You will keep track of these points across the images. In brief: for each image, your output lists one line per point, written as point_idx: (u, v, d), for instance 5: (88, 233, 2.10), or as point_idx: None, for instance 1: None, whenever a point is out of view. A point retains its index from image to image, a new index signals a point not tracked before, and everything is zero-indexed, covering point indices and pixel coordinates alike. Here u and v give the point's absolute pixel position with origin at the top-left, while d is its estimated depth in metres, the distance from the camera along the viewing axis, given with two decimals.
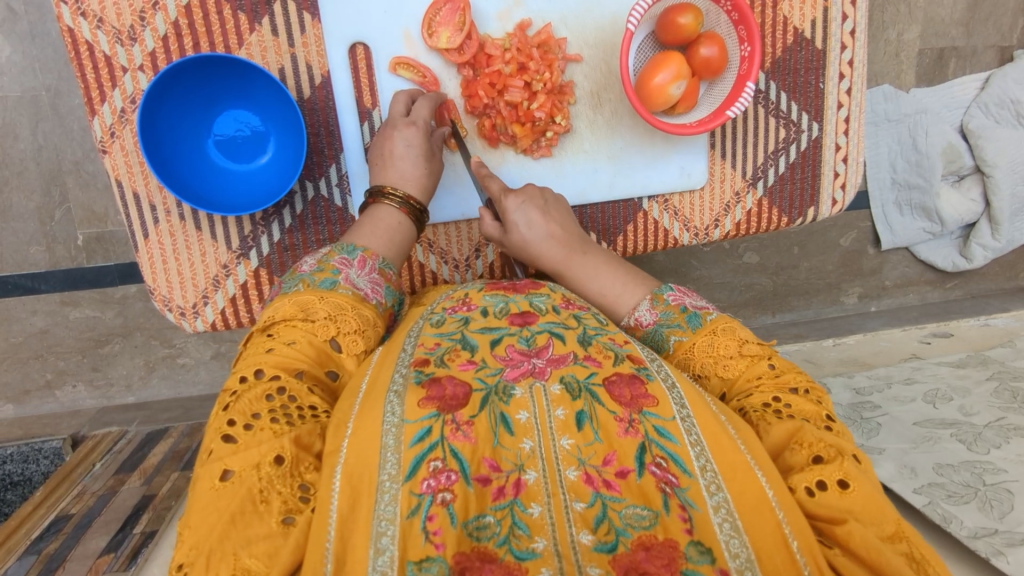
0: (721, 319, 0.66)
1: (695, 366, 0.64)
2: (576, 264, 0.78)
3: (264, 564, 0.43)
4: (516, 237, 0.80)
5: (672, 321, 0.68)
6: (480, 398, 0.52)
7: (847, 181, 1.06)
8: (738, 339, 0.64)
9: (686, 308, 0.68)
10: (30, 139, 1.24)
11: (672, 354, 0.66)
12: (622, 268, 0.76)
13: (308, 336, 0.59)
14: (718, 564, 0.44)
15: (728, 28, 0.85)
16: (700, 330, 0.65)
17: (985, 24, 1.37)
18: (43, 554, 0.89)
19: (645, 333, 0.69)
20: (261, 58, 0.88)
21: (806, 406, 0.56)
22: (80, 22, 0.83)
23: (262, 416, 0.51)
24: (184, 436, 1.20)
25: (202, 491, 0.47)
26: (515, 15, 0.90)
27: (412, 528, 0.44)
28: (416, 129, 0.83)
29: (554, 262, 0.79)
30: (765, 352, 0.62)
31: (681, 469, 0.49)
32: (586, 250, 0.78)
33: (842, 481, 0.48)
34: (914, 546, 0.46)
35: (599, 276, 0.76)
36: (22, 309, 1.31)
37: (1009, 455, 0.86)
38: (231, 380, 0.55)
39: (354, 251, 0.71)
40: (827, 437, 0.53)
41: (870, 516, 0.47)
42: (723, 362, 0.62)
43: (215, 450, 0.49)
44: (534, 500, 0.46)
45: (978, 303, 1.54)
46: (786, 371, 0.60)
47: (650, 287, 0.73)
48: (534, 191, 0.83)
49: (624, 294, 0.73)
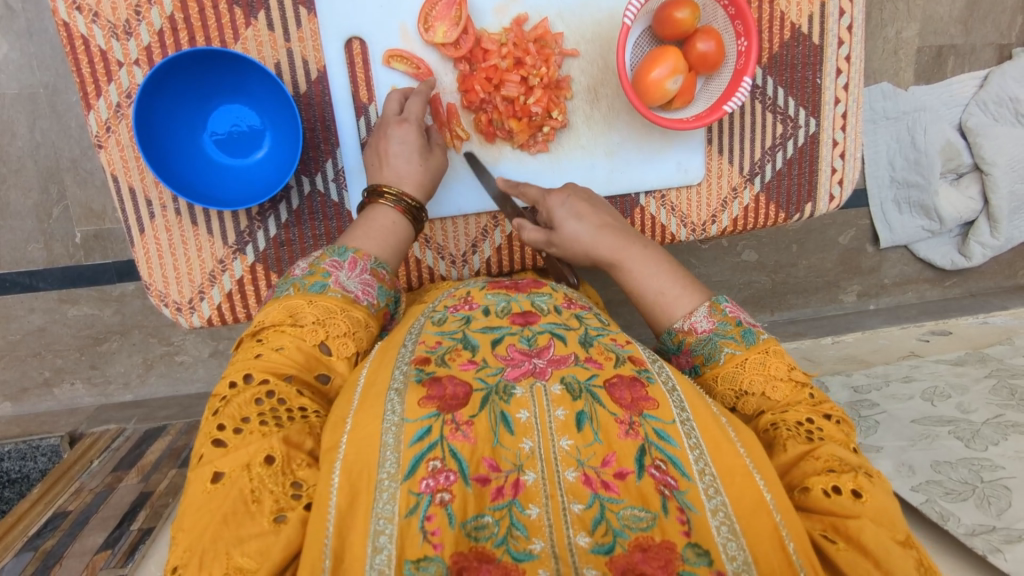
0: (772, 341, 0.64)
1: (743, 381, 0.62)
2: (631, 259, 0.72)
3: (256, 561, 0.43)
4: (565, 231, 0.76)
5: (727, 332, 0.65)
6: (480, 398, 0.51)
7: (844, 177, 1.06)
8: (788, 363, 0.63)
9: (742, 322, 0.65)
10: (28, 136, 1.24)
11: (721, 366, 0.63)
12: (679, 268, 0.71)
13: (296, 341, 0.58)
14: (716, 567, 0.44)
15: (725, 23, 0.85)
16: (755, 347, 0.63)
17: (983, 22, 1.37)
18: (41, 550, 0.89)
19: (698, 339, 0.65)
20: (257, 53, 0.88)
21: (838, 432, 0.55)
22: (75, 16, 0.83)
23: (252, 419, 0.51)
24: (181, 434, 1.20)
25: (194, 494, 0.47)
26: (511, 9, 0.89)
27: (410, 527, 0.44)
28: (411, 127, 0.83)
29: (607, 255, 0.74)
30: (808, 383, 0.62)
31: (680, 471, 0.49)
32: (642, 245, 0.73)
33: (856, 491, 0.49)
34: (923, 553, 0.46)
35: (657, 275, 0.70)
36: (19, 307, 1.31)
37: (1007, 451, 0.86)
38: (221, 385, 0.55)
39: (345, 252, 0.68)
40: (842, 451, 0.53)
41: (882, 520, 0.47)
42: (773, 382, 0.61)
43: (206, 454, 0.49)
44: (532, 501, 0.46)
45: (977, 301, 1.54)
46: (824, 400, 0.60)
47: (707, 293, 0.69)
48: (572, 190, 0.81)
49: (682, 293, 0.68)
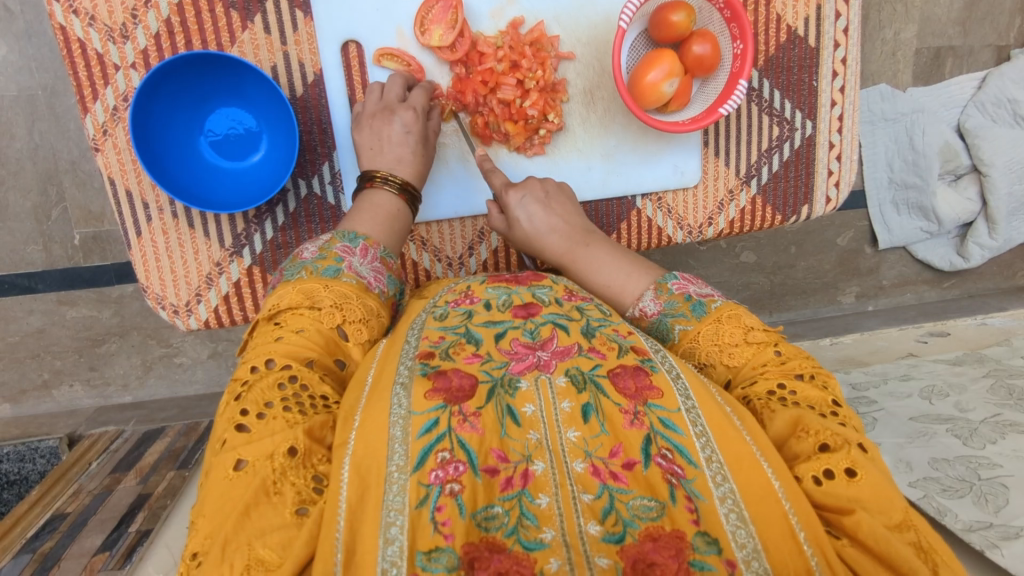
0: (727, 306, 0.64)
1: (700, 354, 0.63)
2: (580, 255, 0.79)
3: (278, 554, 0.43)
4: (520, 232, 0.84)
5: (675, 310, 0.66)
6: (486, 390, 0.52)
7: (840, 179, 1.06)
8: (745, 325, 0.62)
9: (690, 296, 0.67)
10: (27, 138, 1.24)
11: (677, 344, 0.65)
12: (627, 260, 0.75)
13: (315, 324, 0.59)
14: (725, 555, 0.44)
15: (720, 27, 0.86)
16: (705, 319, 0.64)
17: (981, 23, 1.37)
18: (39, 552, 0.89)
19: (650, 324, 0.68)
20: (253, 56, 0.88)
21: (812, 392, 0.56)
22: (71, 20, 0.83)
23: (275, 405, 0.51)
24: (180, 435, 1.20)
25: (216, 481, 0.47)
26: (507, 12, 0.90)
27: (421, 519, 0.44)
28: (415, 114, 0.84)
29: (558, 254, 0.81)
30: (770, 338, 0.61)
31: (687, 459, 0.48)
32: (590, 241, 0.79)
33: (850, 470, 0.48)
34: (921, 534, 0.46)
35: (603, 267, 0.76)
36: (18, 308, 1.31)
37: (1004, 450, 0.85)
38: (243, 369, 0.55)
39: (356, 239, 0.70)
40: (833, 425, 0.52)
41: (878, 505, 0.47)
42: (729, 348, 0.61)
43: (229, 441, 0.49)
44: (542, 491, 0.46)
45: (975, 302, 1.54)
46: (793, 357, 0.59)
47: (653, 275, 0.72)
48: (536, 184, 0.86)
49: (626, 286, 0.72)
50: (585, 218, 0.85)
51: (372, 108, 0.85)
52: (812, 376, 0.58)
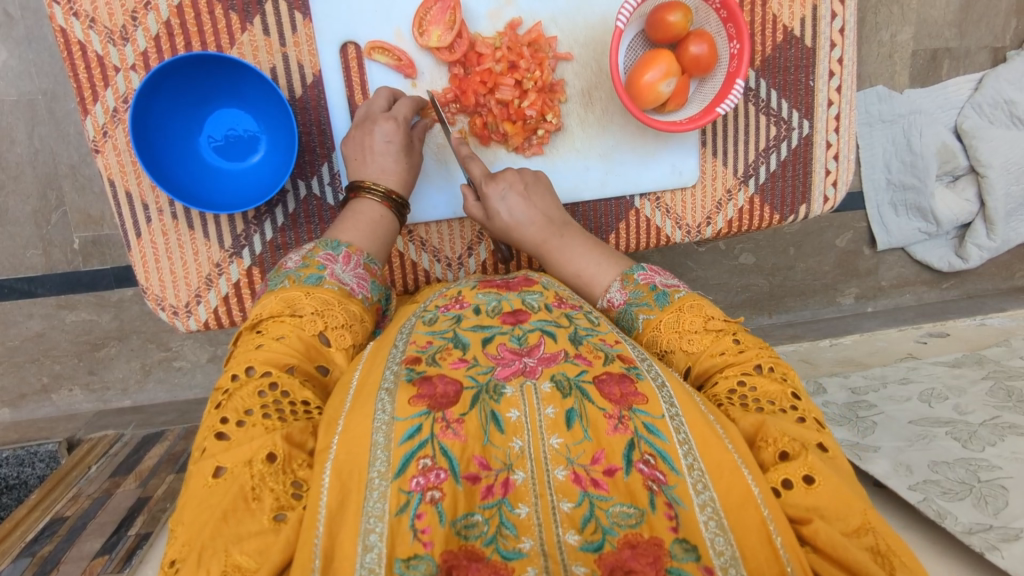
0: (689, 296, 0.67)
1: (662, 342, 0.65)
2: (555, 245, 0.81)
3: (255, 560, 0.42)
4: (498, 223, 0.84)
5: (640, 299, 0.69)
6: (471, 395, 0.51)
7: (838, 178, 1.06)
8: (704, 315, 0.64)
9: (655, 287, 0.69)
10: (26, 143, 1.24)
11: (641, 333, 0.67)
12: (603, 251, 0.78)
13: (296, 331, 0.59)
14: (703, 562, 0.44)
15: (718, 26, 0.86)
16: (668, 308, 0.66)
17: (977, 25, 1.38)
18: (38, 556, 0.88)
19: (617, 313, 0.71)
20: (252, 57, 0.88)
21: (771, 385, 0.57)
22: (72, 22, 0.83)
23: (255, 412, 0.51)
24: (180, 439, 1.20)
25: (195, 488, 0.47)
26: (505, 13, 0.90)
27: (401, 526, 0.44)
28: (396, 124, 0.83)
29: (534, 244, 0.82)
30: (729, 327, 0.63)
31: (669, 465, 0.48)
32: (565, 233, 0.81)
33: (808, 477, 0.48)
34: (879, 538, 0.46)
35: (575, 258, 0.79)
36: (17, 313, 1.31)
37: (1004, 452, 0.86)
38: (224, 378, 0.55)
39: (339, 247, 0.71)
40: (789, 430, 0.52)
41: (835, 511, 0.47)
42: (689, 336, 0.63)
43: (208, 448, 0.49)
44: (521, 501, 0.46)
45: (974, 303, 1.54)
46: (751, 346, 0.61)
47: (622, 267, 0.75)
48: (513, 175, 0.85)
49: (597, 276, 0.76)
50: (561, 208, 0.86)
51: (357, 120, 0.86)
52: (769, 368, 0.59)
